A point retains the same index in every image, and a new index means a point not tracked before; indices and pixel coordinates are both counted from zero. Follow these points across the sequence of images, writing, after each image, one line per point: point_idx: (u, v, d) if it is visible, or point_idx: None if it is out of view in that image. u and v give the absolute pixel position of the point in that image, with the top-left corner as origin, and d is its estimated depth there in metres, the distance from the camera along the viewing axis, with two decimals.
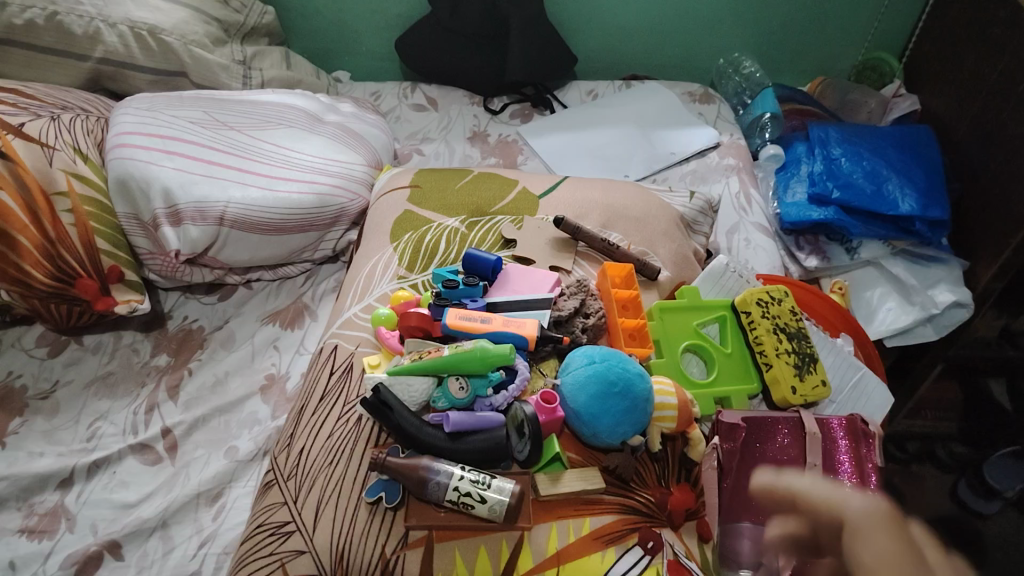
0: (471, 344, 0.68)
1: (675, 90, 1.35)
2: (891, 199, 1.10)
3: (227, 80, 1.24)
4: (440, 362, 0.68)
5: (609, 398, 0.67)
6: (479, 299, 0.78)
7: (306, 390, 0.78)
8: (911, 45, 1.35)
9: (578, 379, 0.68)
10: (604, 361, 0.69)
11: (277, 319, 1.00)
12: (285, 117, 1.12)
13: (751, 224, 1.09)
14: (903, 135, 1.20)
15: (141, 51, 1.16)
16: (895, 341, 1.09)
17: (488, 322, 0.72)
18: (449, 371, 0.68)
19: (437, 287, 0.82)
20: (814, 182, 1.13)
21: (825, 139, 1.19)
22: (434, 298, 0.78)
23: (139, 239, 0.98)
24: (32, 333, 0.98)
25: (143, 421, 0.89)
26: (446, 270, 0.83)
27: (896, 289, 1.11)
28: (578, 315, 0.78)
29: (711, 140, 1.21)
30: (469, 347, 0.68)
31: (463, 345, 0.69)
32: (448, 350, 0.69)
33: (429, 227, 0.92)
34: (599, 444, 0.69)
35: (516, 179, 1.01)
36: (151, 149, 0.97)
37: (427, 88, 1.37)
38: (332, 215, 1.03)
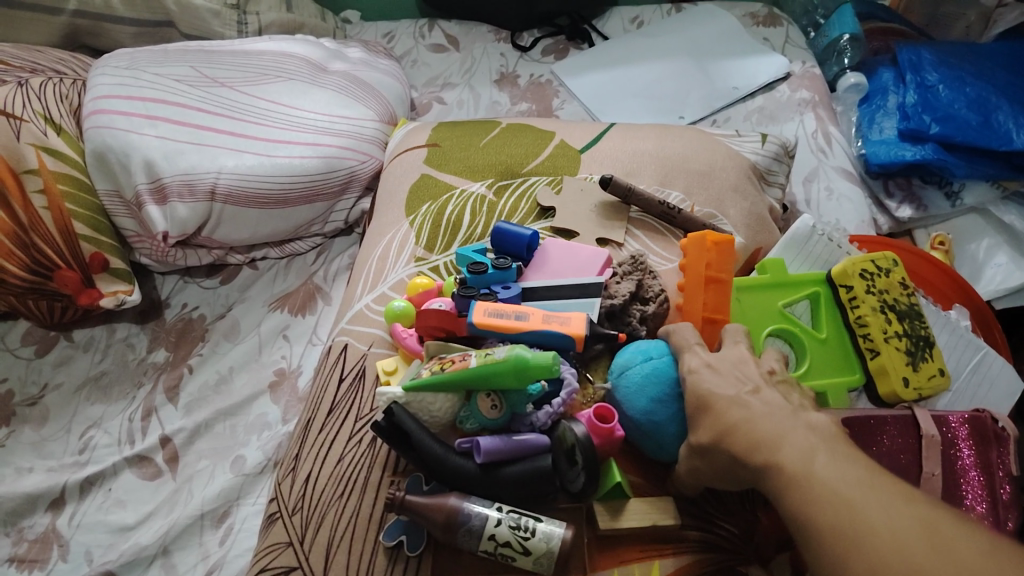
0: (504, 351, 0.53)
1: (734, 12, 1.16)
2: (1002, 131, 0.91)
3: (220, 27, 1.09)
4: (467, 378, 0.54)
5: (671, 402, 0.54)
6: (512, 286, 0.64)
7: (313, 398, 0.67)
8: None
9: (632, 381, 0.55)
10: (662, 356, 0.56)
11: (286, 304, 0.88)
12: (285, 68, 0.98)
13: (833, 170, 0.92)
14: (1013, 55, 1.00)
15: (121, 0, 1.03)
16: (1005, 304, 0.90)
17: (523, 318, 0.58)
18: (478, 386, 0.55)
19: (461, 270, 0.69)
20: (907, 116, 0.95)
21: (917, 62, 1.00)
22: (457, 286, 0.65)
23: (125, 220, 0.86)
24: (17, 330, 0.88)
25: (140, 429, 0.79)
26: (472, 248, 0.69)
27: (1009, 240, 0.91)
28: (635, 302, 0.63)
29: (780, 69, 1.03)
30: (502, 356, 0.53)
31: (494, 352, 0.54)
32: (476, 360, 0.54)
33: (450, 196, 0.78)
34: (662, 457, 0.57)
35: (552, 130, 0.85)
36: (130, 115, 0.84)
37: (447, 25, 1.20)
38: (342, 181, 0.90)
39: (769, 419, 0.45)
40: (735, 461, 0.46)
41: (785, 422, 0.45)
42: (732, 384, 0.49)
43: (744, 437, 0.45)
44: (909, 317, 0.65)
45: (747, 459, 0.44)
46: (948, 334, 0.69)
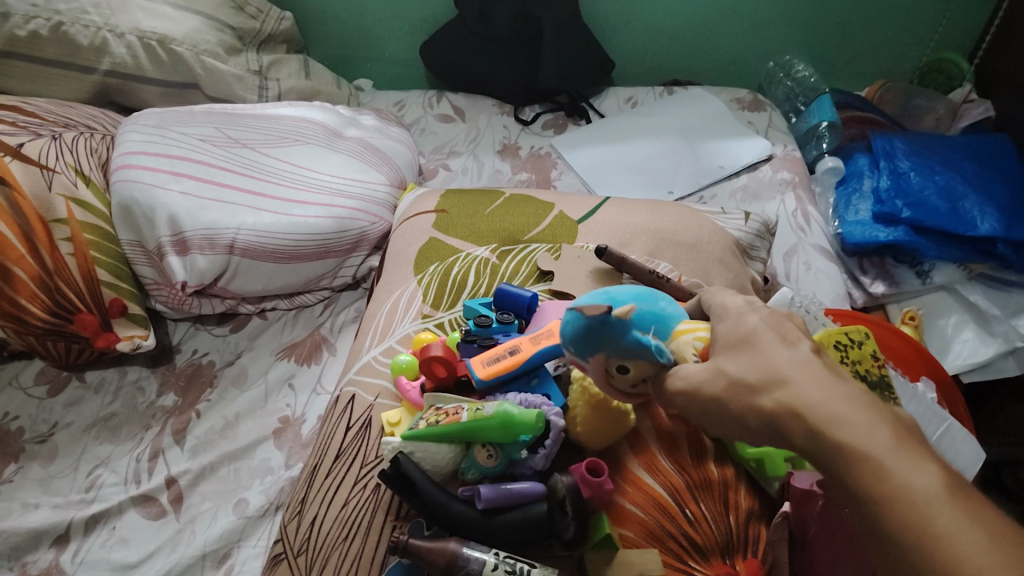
0: (492, 408, 0.58)
1: (721, 97, 1.25)
2: (969, 218, 0.98)
3: (242, 91, 1.17)
4: (461, 432, 0.58)
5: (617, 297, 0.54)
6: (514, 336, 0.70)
7: (319, 445, 0.71)
8: (984, 45, 1.23)
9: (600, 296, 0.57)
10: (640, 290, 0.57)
11: (292, 354, 0.92)
12: (303, 133, 1.05)
13: (811, 247, 0.99)
14: (978, 147, 1.08)
15: (151, 63, 1.09)
16: (972, 377, 0.96)
17: (515, 351, 0.65)
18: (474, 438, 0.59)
19: (468, 323, 0.74)
20: (881, 201, 1.02)
21: (890, 151, 1.08)
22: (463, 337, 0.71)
23: (144, 268, 0.91)
24: (31, 369, 0.92)
25: (147, 469, 0.82)
26: (478, 302, 0.76)
27: (972, 316, 0.98)
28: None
29: (763, 151, 1.11)
30: (489, 412, 0.58)
31: (483, 407, 0.59)
32: (466, 415, 0.59)
33: (456, 257, 0.85)
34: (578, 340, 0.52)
35: (552, 201, 0.92)
36: (157, 170, 0.90)
37: (454, 97, 1.29)
38: (352, 240, 0.96)
39: (851, 406, 0.40)
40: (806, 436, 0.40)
41: (870, 415, 0.40)
42: (790, 351, 0.44)
43: (827, 423, 0.39)
44: (878, 387, 0.68)
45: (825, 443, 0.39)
46: (915, 404, 0.74)
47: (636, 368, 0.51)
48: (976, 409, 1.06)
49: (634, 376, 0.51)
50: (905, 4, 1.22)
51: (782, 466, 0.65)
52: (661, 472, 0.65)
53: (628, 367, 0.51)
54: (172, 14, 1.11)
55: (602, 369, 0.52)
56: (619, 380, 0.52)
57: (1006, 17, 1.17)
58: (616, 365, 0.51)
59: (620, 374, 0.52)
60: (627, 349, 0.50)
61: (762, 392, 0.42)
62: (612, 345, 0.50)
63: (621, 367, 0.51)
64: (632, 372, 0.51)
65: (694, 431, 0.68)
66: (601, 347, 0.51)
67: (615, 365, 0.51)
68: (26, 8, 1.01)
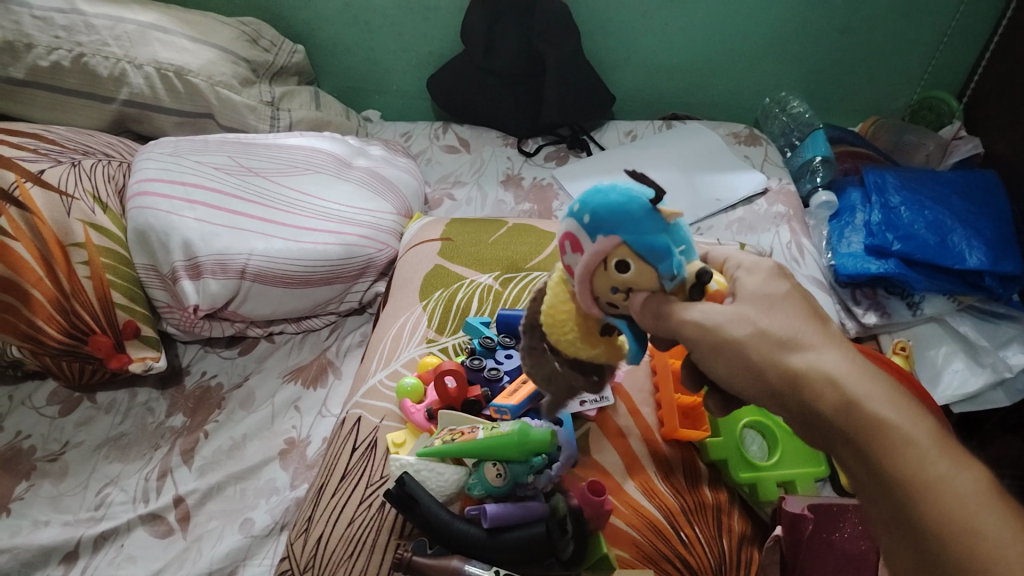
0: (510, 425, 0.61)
1: (718, 131, 1.29)
2: (957, 251, 1.01)
3: (254, 122, 1.19)
4: (474, 449, 0.61)
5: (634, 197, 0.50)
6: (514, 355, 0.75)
7: (326, 465, 0.73)
8: (972, 84, 1.27)
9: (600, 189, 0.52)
10: None
11: (299, 377, 0.95)
12: (313, 162, 1.08)
13: (805, 278, 1.02)
14: (966, 182, 1.12)
15: (168, 93, 1.13)
16: (963, 407, 0.98)
17: (530, 378, 0.69)
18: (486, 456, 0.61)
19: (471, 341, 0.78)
20: (872, 233, 1.05)
21: (881, 185, 1.11)
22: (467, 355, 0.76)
23: (157, 291, 0.93)
24: (45, 389, 0.95)
25: (155, 488, 0.84)
26: (480, 321, 0.80)
27: (963, 348, 1.00)
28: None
29: (758, 185, 1.14)
30: (507, 429, 0.61)
31: (499, 427, 0.62)
32: (483, 433, 0.62)
33: (460, 284, 0.88)
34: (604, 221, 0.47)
35: (553, 231, 0.95)
36: (172, 198, 0.93)
37: (459, 129, 1.33)
38: (359, 266, 0.99)
39: (892, 404, 0.45)
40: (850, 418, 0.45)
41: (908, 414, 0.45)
42: (827, 351, 0.49)
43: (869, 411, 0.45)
44: None
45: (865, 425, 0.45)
46: None
47: (637, 273, 0.47)
48: (970, 437, 1.07)
49: (624, 283, 0.47)
50: (895, 44, 1.26)
51: (773, 490, 0.70)
52: (658, 496, 0.67)
53: (628, 268, 0.47)
54: (188, 47, 1.15)
55: (602, 254, 0.47)
56: (606, 281, 0.48)
57: (992, 57, 1.22)
58: (617, 260, 0.47)
59: (615, 272, 0.47)
60: (645, 250, 0.46)
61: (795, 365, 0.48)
62: (635, 235, 0.46)
63: (622, 265, 0.47)
64: (627, 277, 0.47)
65: (690, 456, 0.72)
66: (622, 231, 0.46)
67: (616, 261, 0.47)
68: (49, 40, 1.07)
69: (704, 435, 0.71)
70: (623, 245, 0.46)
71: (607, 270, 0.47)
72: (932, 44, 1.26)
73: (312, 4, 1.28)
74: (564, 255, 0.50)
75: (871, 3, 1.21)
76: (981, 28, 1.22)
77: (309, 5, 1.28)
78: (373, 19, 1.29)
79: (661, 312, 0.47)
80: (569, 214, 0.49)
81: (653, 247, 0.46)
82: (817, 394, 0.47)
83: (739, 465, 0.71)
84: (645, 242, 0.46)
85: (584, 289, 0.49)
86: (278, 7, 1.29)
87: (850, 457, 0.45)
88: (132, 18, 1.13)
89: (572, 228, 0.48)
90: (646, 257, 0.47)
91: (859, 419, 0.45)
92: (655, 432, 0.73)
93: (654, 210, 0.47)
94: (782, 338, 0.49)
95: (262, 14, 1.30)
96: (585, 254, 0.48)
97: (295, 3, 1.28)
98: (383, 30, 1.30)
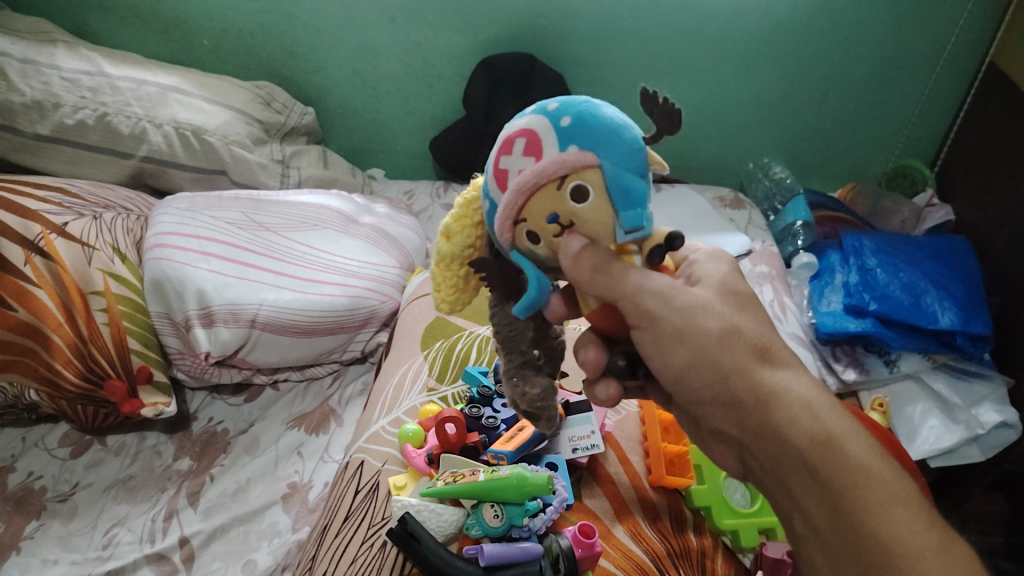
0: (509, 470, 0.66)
1: (705, 194, 1.36)
2: (930, 312, 1.07)
3: (265, 178, 1.26)
4: (475, 489, 0.65)
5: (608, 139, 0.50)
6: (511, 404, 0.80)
7: (330, 507, 0.77)
8: (942, 155, 1.36)
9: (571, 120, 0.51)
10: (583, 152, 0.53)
11: (302, 424, 0.98)
12: (321, 219, 1.14)
13: (787, 334, 1.07)
14: (939, 247, 1.18)
15: (184, 151, 1.19)
16: (939, 462, 1.00)
17: (522, 430, 0.74)
18: (485, 497, 0.66)
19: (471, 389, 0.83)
20: (850, 293, 1.11)
21: (858, 248, 1.17)
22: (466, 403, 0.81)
23: (170, 338, 0.97)
24: (57, 432, 0.99)
25: (161, 529, 0.87)
26: (479, 369, 0.84)
27: (938, 405, 1.03)
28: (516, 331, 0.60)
29: (743, 246, 1.20)
30: (506, 474, 0.65)
31: (500, 470, 0.67)
32: (484, 475, 0.67)
33: (460, 335, 0.93)
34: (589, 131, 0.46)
35: None
36: (188, 250, 0.98)
37: (459, 188, 1.39)
38: (363, 317, 1.03)
39: (872, 462, 0.50)
40: (830, 464, 0.50)
41: (888, 475, 0.49)
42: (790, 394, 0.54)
43: (848, 465, 0.49)
44: None
45: (841, 471, 0.49)
46: None
47: (593, 206, 0.47)
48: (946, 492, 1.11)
49: (570, 214, 0.47)
50: (870, 116, 1.35)
51: (754, 537, 0.73)
52: (645, 539, 0.71)
53: (586, 197, 0.47)
54: (206, 108, 1.22)
55: (567, 168, 0.46)
56: (555, 203, 0.47)
57: (961, 129, 1.30)
58: (575, 185, 0.46)
59: (569, 196, 0.47)
60: (617, 188, 0.46)
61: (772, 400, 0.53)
62: (613, 167, 0.46)
63: (579, 191, 0.46)
64: (579, 209, 0.47)
65: (676, 503, 0.76)
66: (602, 156, 0.46)
67: (573, 185, 0.46)
68: (75, 100, 1.14)
69: (690, 482, 0.76)
70: (595, 170, 0.46)
71: (560, 190, 0.46)
72: (905, 116, 1.34)
73: (322, 70, 1.35)
74: (509, 153, 0.48)
75: (847, 78, 1.29)
76: (949, 102, 1.31)
77: (320, 70, 1.35)
78: (380, 85, 1.36)
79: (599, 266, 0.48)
80: (542, 115, 0.47)
81: (626, 189, 0.46)
82: (813, 449, 0.51)
83: (723, 512, 0.75)
84: (620, 178, 0.46)
85: (516, 201, 0.47)
86: (291, 72, 1.37)
87: (825, 512, 0.49)
88: (154, 81, 1.20)
89: (539, 129, 0.47)
90: (613, 195, 0.47)
91: (851, 482, 0.49)
92: (643, 479, 0.77)
93: (638, 152, 0.48)
94: (768, 372, 0.54)
95: (275, 78, 1.38)
96: (545, 160, 0.46)
97: (307, 68, 1.35)
98: (389, 95, 1.38)
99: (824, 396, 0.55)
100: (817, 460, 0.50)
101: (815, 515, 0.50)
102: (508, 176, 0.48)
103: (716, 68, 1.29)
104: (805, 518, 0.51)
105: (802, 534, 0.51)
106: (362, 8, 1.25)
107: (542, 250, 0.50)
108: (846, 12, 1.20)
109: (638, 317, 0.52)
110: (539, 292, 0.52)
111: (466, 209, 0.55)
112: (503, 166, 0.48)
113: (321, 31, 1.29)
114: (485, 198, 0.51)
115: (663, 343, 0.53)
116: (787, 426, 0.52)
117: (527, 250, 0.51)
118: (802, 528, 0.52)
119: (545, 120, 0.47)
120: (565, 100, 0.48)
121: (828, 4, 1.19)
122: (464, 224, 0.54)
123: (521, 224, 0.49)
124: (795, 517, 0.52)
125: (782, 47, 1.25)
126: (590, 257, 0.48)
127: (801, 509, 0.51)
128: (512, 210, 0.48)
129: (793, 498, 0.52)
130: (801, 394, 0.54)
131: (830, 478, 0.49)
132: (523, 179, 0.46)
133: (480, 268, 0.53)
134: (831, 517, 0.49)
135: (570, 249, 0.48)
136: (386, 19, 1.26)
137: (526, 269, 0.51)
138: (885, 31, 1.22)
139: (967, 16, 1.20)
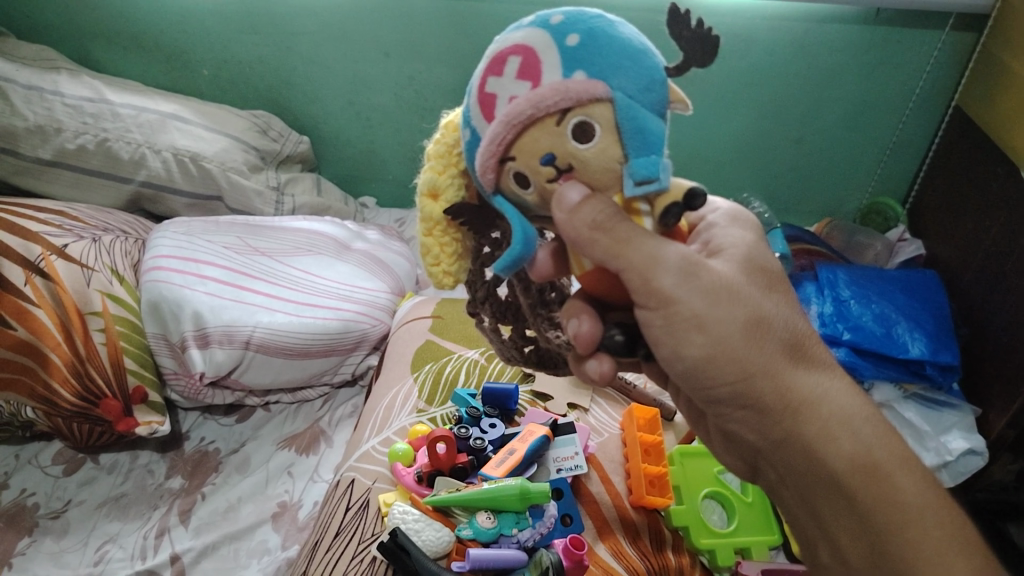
0: (512, 480, 0.72)
1: None
2: (901, 342, 1.08)
3: (260, 205, 1.29)
4: (478, 495, 0.72)
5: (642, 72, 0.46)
6: (497, 426, 0.83)
7: (319, 524, 0.79)
8: (913, 193, 1.41)
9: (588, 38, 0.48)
10: None
11: (293, 444, 1.00)
12: (315, 245, 1.18)
13: None
14: (910, 280, 1.20)
15: (182, 176, 1.23)
16: None
17: (513, 453, 0.77)
18: (485, 504, 0.72)
19: (458, 409, 0.87)
20: (825, 323, 1.12)
21: (833, 280, 1.18)
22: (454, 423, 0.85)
23: (164, 358, 1.00)
24: (50, 449, 1.01)
25: (152, 546, 0.89)
26: (467, 392, 0.88)
27: (910, 433, 1.06)
28: (522, 314, 0.65)
29: None
30: (512, 484, 0.71)
31: (503, 480, 0.73)
32: (488, 484, 0.73)
33: (449, 358, 0.97)
34: (608, 67, 0.44)
35: None
36: (185, 273, 1.01)
37: None
38: (354, 340, 1.06)
39: (904, 487, 0.55)
40: (873, 500, 0.55)
41: (922, 504, 0.55)
42: (813, 418, 0.56)
43: (883, 496, 0.55)
44: None
45: (874, 501, 0.55)
46: None
47: (598, 147, 0.45)
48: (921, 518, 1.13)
49: (569, 155, 0.45)
50: (846, 153, 1.40)
51: (730, 556, 0.77)
52: (625, 557, 0.75)
53: (592, 136, 0.44)
54: (204, 135, 1.25)
55: (570, 100, 0.43)
56: (553, 142, 0.45)
57: (930, 168, 1.36)
58: (578, 121, 0.44)
59: (570, 135, 0.44)
60: (628, 127, 0.44)
61: (805, 422, 0.56)
62: (624, 101, 0.44)
63: (581, 129, 0.44)
64: (579, 150, 0.45)
65: (655, 522, 0.79)
66: (611, 88, 0.44)
67: (575, 122, 0.44)
68: (77, 126, 1.18)
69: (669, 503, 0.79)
70: (603, 105, 0.44)
71: (560, 126, 0.44)
72: (877, 157, 1.40)
73: (318, 101, 1.40)
74: (501, 71, 0.45)
75: (822, 117, 1.35)
76: (918, 142, 1.37)
77: (316, 101, 1.40)
78: (374, 116, 1.40)
79: (597, 221, 0.46)
80: (543, 32, 0.45)
81: (639, 129, 0.44)
82: (858, 480, 0.55)
83: (700, 532, 0.79)
84: (632, 115, 0.44)
85: (506, 135, 0.45)
86: (287, 102, 1.41)
87: (861, 548, 0.55)
88: (154, 108, 1.24)
89: (538, 48, 0.44)
90: (623, 135, 0.44)
91: (902, 523, 0.54)
92: (624, 499, 0.81)
93: (655, 86, 0.45)
94: (789, 373, 0.56)
95: (273, 108, 1.42)
96: (544, 87, 0.43)
97: (302, 98, 1.39)
98: (382, 126, 1.42)
99: (868, 411, 0.58)
100: (862, 494, 0.55)
101: (843, 547, 0.57)
102: (496, 102, 0.45)
103: (694, 107, 1.35)
104: (840, 542, 0.57)
105: (829, 563, 0.59)
106: (359, 41, 1.30)
107: (530, 195, 0.49)
108: (818, 56, 1.26)
109: (644, 292, 0.50)
110: (525, 248, 0.50)
111: (447, 158, 0.53)
112: (492, 90, 0.45)
113: (318, 64, 1.34)
114: (470, 128, 0.48)
115: (677, 330, 0.51)
116: (828, 451, 0.56)
117: (514, 193, 0.49)
118: (829, 558, 0.59)
119: (548, 39, 0.44)
120: (573, 16, 0.45)
121: (802, 48, 1.25)
122: (453, 176, 0.53)
123: (510, 161, 0.46)
124: (821, 545, 0.59)
125: (758, 91, 1.31)
126: (590, 209, 0.46)
127: (834, 539, 0.57)
128: (500, 145, 0.45)
129: (823, 518, 0.58)
130: (837, 406, 0.57)
131: (873, 514, 0.55)
132: (516, 108, 0.44)
133: (459, 216, 0.52)
134: (868, 552, 0.55)
135: (569, 200, 0.46)
136: (380, 53, 1.31)
137: (511, 219, 0.50)
138: (859, 74, 1.28)
139: (935, 60, 1.26)
